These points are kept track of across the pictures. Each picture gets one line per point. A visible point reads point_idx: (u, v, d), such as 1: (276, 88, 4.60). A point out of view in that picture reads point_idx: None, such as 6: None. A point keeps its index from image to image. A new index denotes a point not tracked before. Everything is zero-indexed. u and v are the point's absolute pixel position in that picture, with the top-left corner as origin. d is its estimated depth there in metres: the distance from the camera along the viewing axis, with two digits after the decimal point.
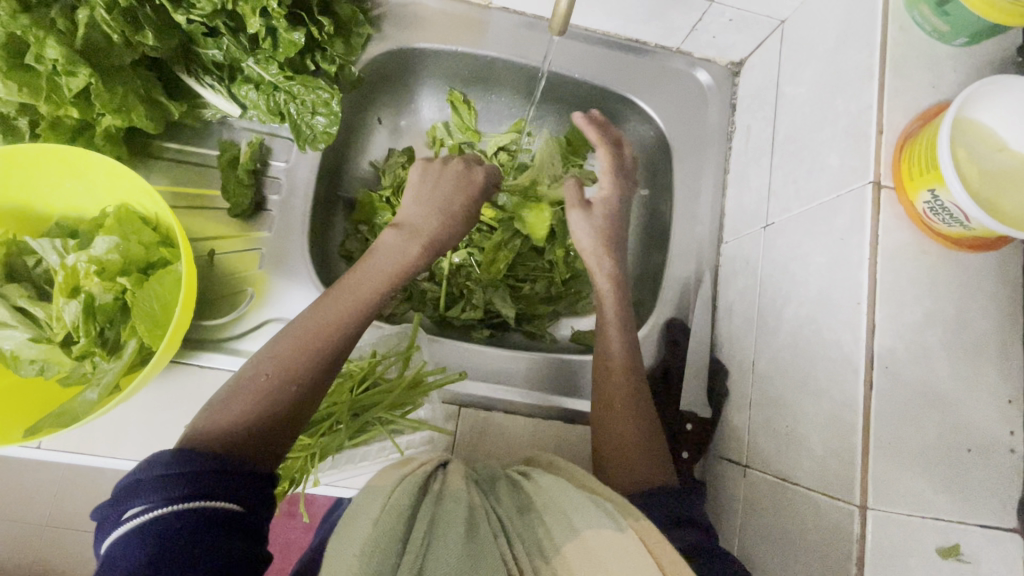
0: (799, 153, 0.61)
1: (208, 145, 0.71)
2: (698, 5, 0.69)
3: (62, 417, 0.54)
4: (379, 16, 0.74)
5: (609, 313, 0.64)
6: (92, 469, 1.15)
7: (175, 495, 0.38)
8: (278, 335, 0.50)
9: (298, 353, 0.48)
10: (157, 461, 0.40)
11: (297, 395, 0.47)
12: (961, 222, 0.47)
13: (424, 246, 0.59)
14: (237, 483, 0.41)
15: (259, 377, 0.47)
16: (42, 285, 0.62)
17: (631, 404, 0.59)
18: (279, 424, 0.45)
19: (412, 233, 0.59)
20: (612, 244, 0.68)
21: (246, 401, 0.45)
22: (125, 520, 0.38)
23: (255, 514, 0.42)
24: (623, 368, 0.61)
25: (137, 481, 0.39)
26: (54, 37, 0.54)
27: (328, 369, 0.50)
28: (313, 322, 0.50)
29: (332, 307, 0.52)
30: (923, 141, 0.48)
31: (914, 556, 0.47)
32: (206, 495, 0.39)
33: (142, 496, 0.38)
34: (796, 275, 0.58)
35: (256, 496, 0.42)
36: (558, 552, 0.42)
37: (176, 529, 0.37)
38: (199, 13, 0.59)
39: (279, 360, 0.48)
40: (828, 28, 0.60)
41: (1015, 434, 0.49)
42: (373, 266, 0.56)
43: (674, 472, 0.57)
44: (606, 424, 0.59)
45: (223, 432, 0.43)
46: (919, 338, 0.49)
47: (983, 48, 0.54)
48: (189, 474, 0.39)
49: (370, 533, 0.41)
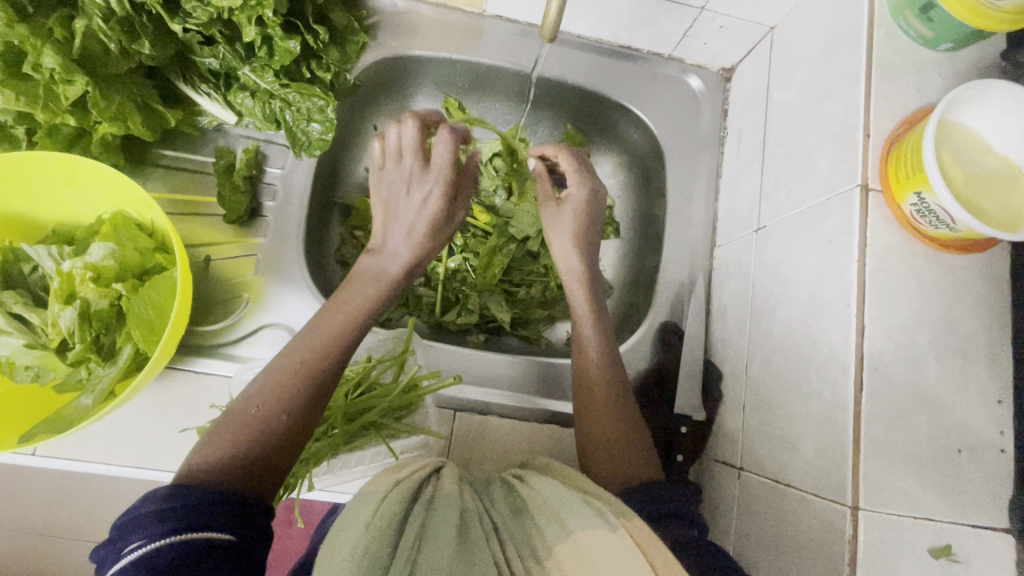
0: (789, 156, 0.62)
1: (205, 152, 0.71)
2: (689, 13, 0.70)
3: (57, 423, 0.55)
4: (374, 24, 0.75)
5: (582, 312, 0.64)
6: (88, 476, 1.15)
7: (168, 528, 0.38)
8: (264, 371, 0.50)
9: (287, 386, 0.48)
10: (151, 498, 0.40)
11: (289, 428, 0.47)
12: (947, 224, 0.47)
13: (404, 273, 0.58)
14: (230, 515, 0.40)
15: (247, 411, 0.46)
16: (37, 292, 0.62)
17: (616, 401, 0.59)
18: (272, 458, 0.45)
19: (395, 260, 0.57)
20: (590, 242, 0.67)
21: (239, 430, 0.45)
22: (123, 556, 0.38)
23: (253, 545, 0.41)
24: (598, 359, 0.61)
25: (133, 517, 0.39)
26: (52, 46, 0.55)
27: (318, 400, 0.49)
28: (298, 352, 0.50)
29: (315, 336, 0.52)
30: (909, 144, 0.49)
31: (906, 556, 0.47)
32: (202, 527, 0.39)
33: (137, 532, 0.38)
34: (787, 277, 0.59)
35: (253, 527, 0.42)
36: (550, 552, 0.43)
37: (172, 562, 0.37)
38: (195, 22, 0.59)
39: (269, 393, 0.47)
40: (816, 34, 0.61)
41: (1005, 434, 0.49)
42: (352, 294, 0.55)
43: (659, 465, 0.57)
44: (586, 422, 0.59)
45: (218, 463, 0.43)
46: (908, 339, 0.49)
47: (968, 54, 0.55)
48: (184, 507, 0.39)
49: (360, 537, 0.41)
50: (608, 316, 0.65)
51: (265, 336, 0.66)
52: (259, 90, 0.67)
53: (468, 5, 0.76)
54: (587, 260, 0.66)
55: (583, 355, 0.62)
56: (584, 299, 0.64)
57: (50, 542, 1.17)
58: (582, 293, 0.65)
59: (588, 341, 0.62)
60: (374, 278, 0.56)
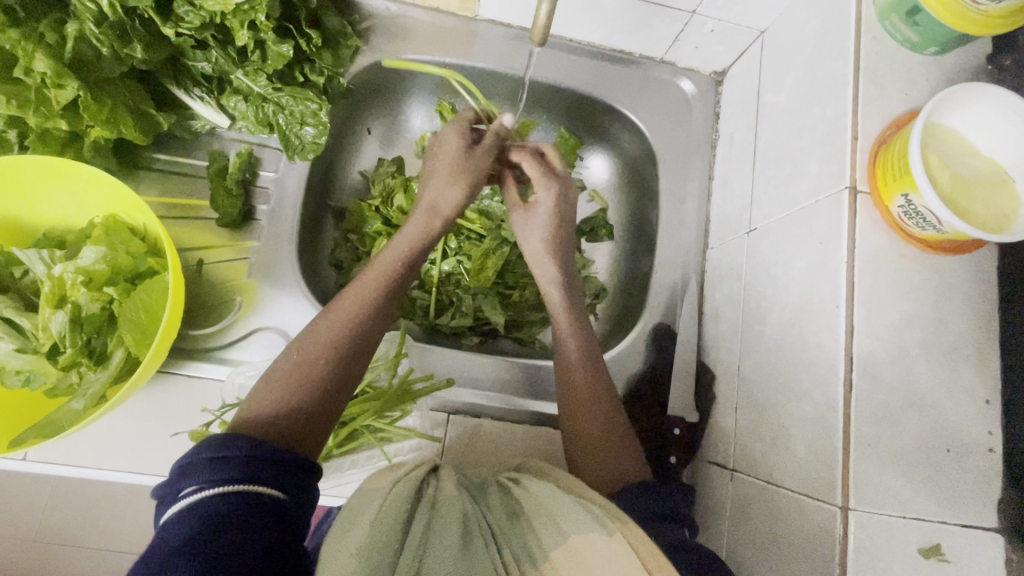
0: (780, 159, 0.62)
1: (197, 156, 0.71)
2: (680, 17, 0.71)
3: (46, 428, 0.54)
4: (367, 28, 0.75)
5: (559, 311, 0.65)
6: (78, 484, 1.14)
7: (222, 477, 0.40)
8: (308, 326, 0.53)
9: (333, 338, 0.51)
10: (206, 445, 0.42)
11: (333, 378, 0.50)
12: (935, 226, 0.48)
13: (444, 222, 0.64)
14: (281, 474, 0.42)
15: (292, 358, 0.50)
16: (29, 296, 0.62)
17: (601, 404, 0.59)
18: (318, 406, 0.48)
19: (427, 207, 0.63)
20: (564, 245, 0.68)
21: (285, 384, 0.48)
22: (180, 498, 0.40)
23: (298, 503, 0.43)
24: (580, 364, 0.61)
25: (190, 463, 0.41)
26: (43, 50, 0.55)
27: (361, 351, 0.53)
28: (343, 304, 0.54)
29: (358, 289, 0.55)
30: (896, 146, 0.49)
31: (897, 556, 0.47)
32: (254, 481, 0.41)
33: (194, 477, 0.40)
34: (779, 279, 0.59)
35: (300, 487, 0.44)
36: (546, 557, 0.43)
37: (223, 510, 0.38)
38: (188, 26, 0.60)
39: (314, 343, 0.51)
40: (805, 38, 0.62)
41: (993, 434, 0.49)
42: (395, 243, 0.60)
43: (649, 469, 0.57)
44: (572, 424, 0.59)
45: (266, 417, 0.46)
46: (897, 340, 0.49)
47: (955, 57, 0.55)
48: (238, 458, 0.41)
49: (366, 534, 0.41)
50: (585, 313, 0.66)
51: (259, 339, 0.66)
52: (252, 94, 0.67)
53: (461, 9, 0.77)
54: (562, 265, 0.67)
55: (566, 363, 0.61)
56: (559, 295, 0.66)
57: (41, 549, 1.16)
58: (558, 296, 0.66)
59: (568, 347, 0.62)
60: (418, 222, 0.62)
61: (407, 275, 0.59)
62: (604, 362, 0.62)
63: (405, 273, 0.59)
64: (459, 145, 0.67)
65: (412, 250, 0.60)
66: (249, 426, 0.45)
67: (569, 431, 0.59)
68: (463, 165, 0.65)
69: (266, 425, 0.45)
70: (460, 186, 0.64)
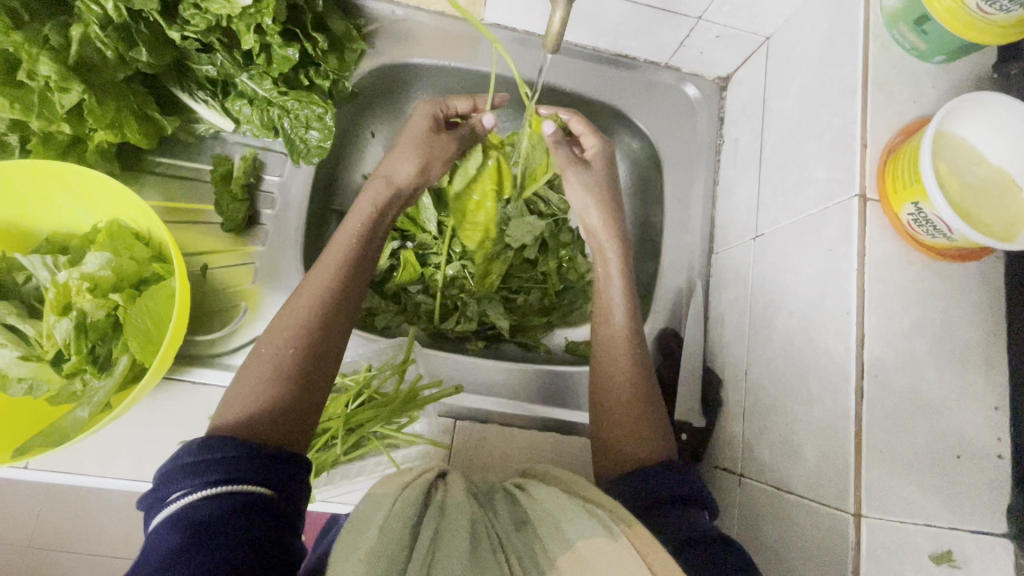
0: (786, 165, 0.63)
1: (201, 160, 0.71)
2: (686, 22, 0.71)
3: (51, 436, 0.53)
4: (372, 31, 0.75)
5: (615, 284, 0.64)
6: (74, 490, 1.13)
7: (208, 480, 0.40)
8: (274, 318, 0.52)
9: (301, 326, 0.51)
10: (187, 450, 0.42)
11: (303, 365, 0.49)
12: (945, 233, 0.48)
13: (396, 193, 0.63)
14: (266, 470, 0.42)
15: (260, 352, 0.49)
16: (33, 302, 0.61)
17: (642, 399, 0.59)
18: (294, 400, 0.47)
19: (381, 180, 0.63)
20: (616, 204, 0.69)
21: (257, 380, 0.47)
22: (168, 504, 0.39)
23: (287, 503, 0.42)
24: (626, 354, 0.60)
25: (172, 470, 0.41)
26: (48, 54, 0.54)
27: (329, 337, 0.52)
28: (306, 290, 0.53)
29: (319, 272, 0.55)
30: (906, 153, 0.49)
31: (908, 562, 0.47)
32: (240, 480, 0.40)
33: (179, 482, 0.40)
34: (787, 284, 0.59)
35: (289, 481, 0.43)
36: (553, 564, 0.42)
37: (209, 514, 0.38)
38: (193, 29, 0.59)
39: (280, 333, 0.50)
40: (812, 44, 0.62)
41: (1002, 440, 0.50)
42: (350, 218, 0.60)
43: (677, 450, 0.58)
44: (600, 407, 0.59)
45: (242, 416, 0.45)
46: (907, 347, 0.50)
47: (961, 66, 0.56)
48: (220, 459, 0.41)
49: (374, 541, 0.41)
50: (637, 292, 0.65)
51: None
52: (258, 98, 0.66)
53: (466, 13, 0.76)
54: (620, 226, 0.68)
55: (612, 356, 0.61)
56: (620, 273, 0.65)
57: (36, 556, 1.14)
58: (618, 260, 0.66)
59: (618, 341, 0.61)
60: (374, 197, 0.62)
61: (369, 250, 0.59)
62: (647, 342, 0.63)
63: (367, 244, 0.59)
64: (425, 124, 0.67)
65: (368, 223, 0.60)
66: (224, 426, 0.45)
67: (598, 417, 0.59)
68: (423, 143, 0.66)
69: (244, 423, 0.45)
70: (413, 159, 0.65)
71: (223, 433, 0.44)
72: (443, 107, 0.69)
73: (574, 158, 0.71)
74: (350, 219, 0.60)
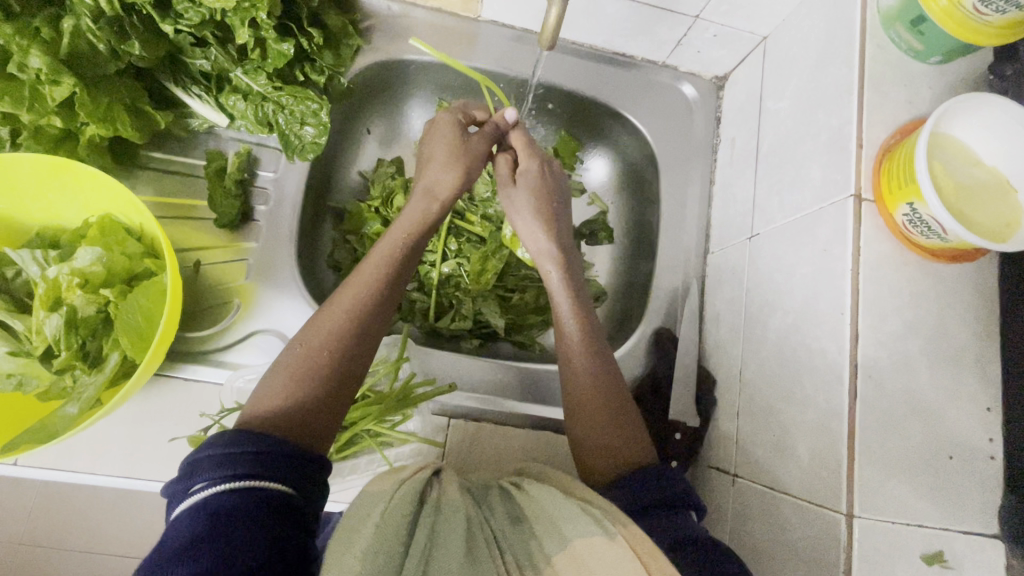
0: (782, 165, 0.63)
1: (194, 155, 0.70)
2: (683, 21, 0.71)
3: (40, 433, 0.53)
4: (368, 28, 0.74)
5: (559, 295, 0.64)
6: (63, 489, 1.12)
7: (231, 475, 0.39)
8: (312, 318, 0.52)
9: (339, 331, 0.50)
10: (214, 442, 0.41)
11: (339, 369, 0.49)
12: (939, 234, 0.48)
13: (442, 207, 0.63)
14: (286, 469, 0.42)
15: (295, 350, 0.49)
16: (21, 297, 0.60)
17: (624, 406, 0.58)
18: (326, 403, 0.48)
19: (422, 190, 0.63)
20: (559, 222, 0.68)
21: (293, 378, 0.47)
22: (189, 495, 0.39)
23: (305, 502, 0.42)
24: (590, 377, 0.58)
25: (196, 461, 0.40)
26: (38, 46, 0.53)
27: (364, 343, 0.52)
28: (346, 294, 0.53)
29: (358, 279, 0.54)
30: (902, 154, 0.49)
31: (901, 562, 0.48)
32: (263, 477, 0.40)
33: (201, 474, 0.40)
34: (782, 285, 0.59)
35: (307, 481, 0.43)
36: (551, 563, 0.42)
37: (228, 508, 0.38)
38: (187, 23, 0.59)
39: (318, 334, 0.50)
40: (809, 43, 0.62)
41: (994, 441, 0.50)
42: (394, 229, 0.60)
43: (655, 450, 0.57)
44: (584, 423, 0.57)
45: (276, 415, 0.45)
46: (901, 347, 0.50)
47: (957, 67, 0.56)
48: (249, 454, 0.41)
49: (372, 534, 0.41)
50: (584, 286, 0.66)
51: (257, 342, 0.65)
52: (252, 93, 0.66)
53: (463, 10, 0.76)
54: (556, 238, 0.67)
55: (573, 369, 0.59)
56: (563, 289, 0.64)
57: (26, 554, 1.14)
58: (558, 276, 0.65)
59: (603, 351, 0.60)
60: (420, 210, 0.61)
61: (408, 264, 0.59)
62: (618, 366, 0.61)
63: (405, 262, 0.58)
64: (453, 129, 0.65)
65: (411, 238, 0.59)
66: (258, 421, 0.45)
67: (580, 429, 0.57)
68: (460, 149, 0.64)
69: (275, 420, 0.45)
70: (456, 170, 0.63)
71: (254, 428, 0.44)
72: (464, 114, 0.69)
73: (511, 177, 0.69)
74: (392, 233, 0.59)
